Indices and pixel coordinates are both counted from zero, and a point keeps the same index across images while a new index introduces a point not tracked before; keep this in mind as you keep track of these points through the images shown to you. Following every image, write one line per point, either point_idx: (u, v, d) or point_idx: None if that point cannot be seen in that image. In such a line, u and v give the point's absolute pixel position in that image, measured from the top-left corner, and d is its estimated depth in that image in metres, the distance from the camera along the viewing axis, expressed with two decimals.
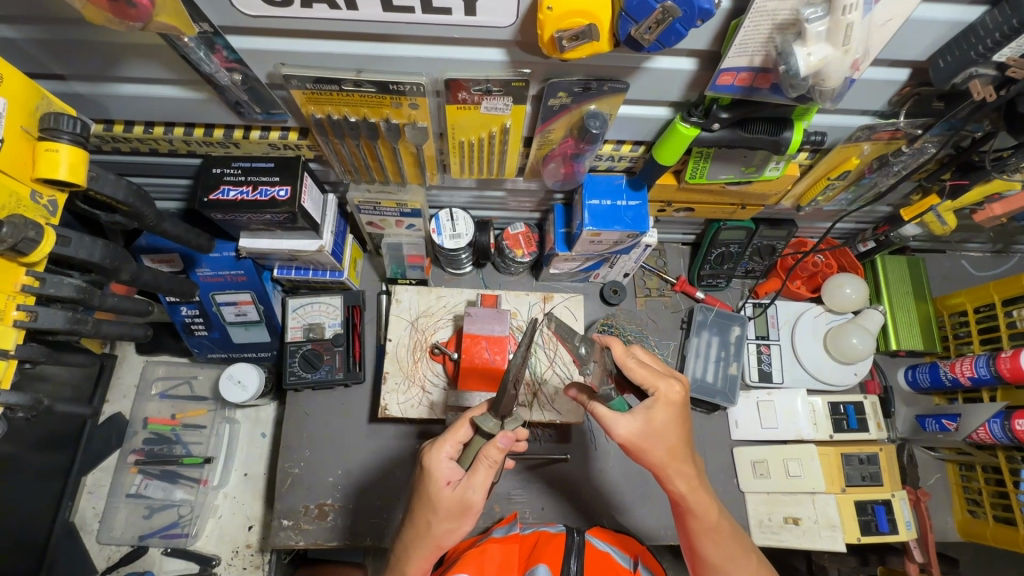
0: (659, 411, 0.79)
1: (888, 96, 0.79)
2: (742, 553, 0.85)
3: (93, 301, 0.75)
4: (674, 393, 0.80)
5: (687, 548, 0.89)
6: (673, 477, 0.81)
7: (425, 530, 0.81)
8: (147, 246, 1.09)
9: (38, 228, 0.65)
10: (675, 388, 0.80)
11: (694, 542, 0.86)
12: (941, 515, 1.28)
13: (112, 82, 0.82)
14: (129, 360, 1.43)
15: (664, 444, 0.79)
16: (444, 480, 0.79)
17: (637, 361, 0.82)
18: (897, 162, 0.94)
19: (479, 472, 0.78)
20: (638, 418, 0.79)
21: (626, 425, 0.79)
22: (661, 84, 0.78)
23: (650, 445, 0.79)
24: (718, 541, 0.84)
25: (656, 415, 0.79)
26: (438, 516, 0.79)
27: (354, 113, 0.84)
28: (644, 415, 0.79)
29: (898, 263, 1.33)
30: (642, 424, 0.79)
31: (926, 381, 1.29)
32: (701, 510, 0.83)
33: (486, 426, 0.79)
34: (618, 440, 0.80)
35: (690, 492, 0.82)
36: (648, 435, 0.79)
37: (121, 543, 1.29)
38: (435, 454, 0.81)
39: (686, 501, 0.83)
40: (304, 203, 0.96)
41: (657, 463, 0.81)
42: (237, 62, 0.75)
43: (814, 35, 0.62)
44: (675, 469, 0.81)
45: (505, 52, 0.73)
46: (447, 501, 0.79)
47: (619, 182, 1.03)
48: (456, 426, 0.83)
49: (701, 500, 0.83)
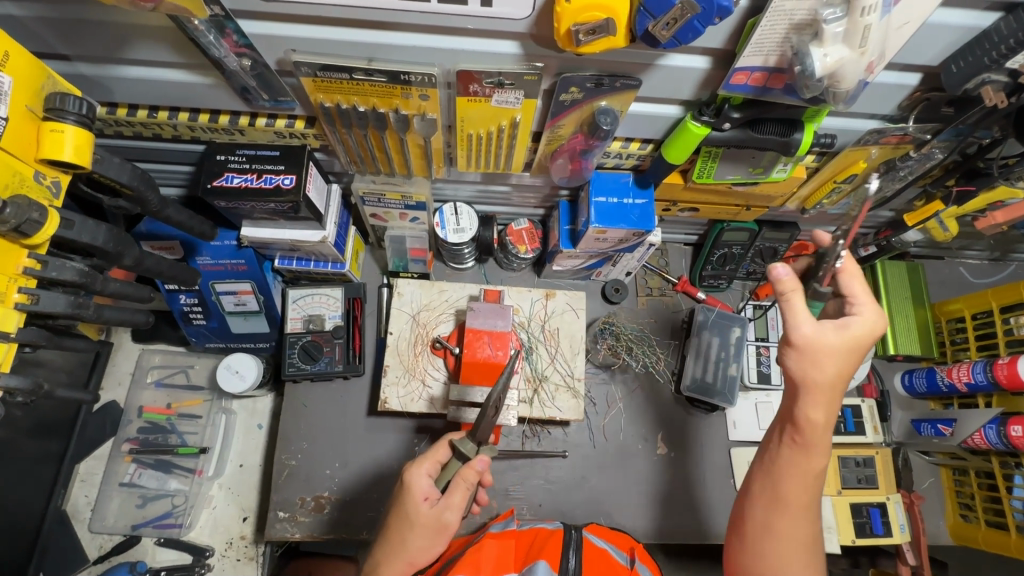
0: (849, 328, 0.71)
1: (898, 100, 0.79)
2: (812, 506, 0.78)
3: (95, 285, 0.74)
4: (876, 320, 0.72)
5: (761, 483, 0.79)
6: (810, 405, 0.72)
7: (399, 547, 0.80)
8: (148, 232, 1.08)
9: (42, 209, 0.64)
10: (881, 322, 0.72)
11: (774, 478, 0.77)
12: (934, 518, 1.30)
13: (118, 64, 0.80)
14: (125, 348, 1.41)
15: (836, 369, 0.71)
16: (423, 498, 0.81)
17: (841, 268, 0.72)
18: (904, 167, 0.94)
19: (455, 492, 0.81)
20: (829, 332, 0.70)
21: (809, 330, 0.70)
22: (673, 83, 0.78)
23: (815, 360, 0.70)
24: (806, 489, 0.76)
25: (846, 330, 0.70)
26: (414, 533, 0.80)
27: (363, 103, 0.83)
28: (831, 330, 0.70)
29: (897, 268, 1.34)
30: (831, 335, 0.70)
31: (922, 387, 1.30)
32: (810, 453, 0.75)
33: (466, 448, 0.84)
34: (793, 338, 0.71)
35: (816, 428, 0.73)
36: (834, 348, 0.70)
37: (113, 532, 1.27)
38: (416, 472, 0.83)
39: (805, 436, 0.74)
40: (309, 192, 0.95)
41: (812, 382, 0.71)
42: (247, 47, 0.74)
43: (832, 36, 0.61)
44: (818, 399, 0.72)
45: (519, 44, 0.72)
46: (427, 517, 0.80)
47: (626, 179, 1.03)
48: (435, 448, 0.86)
49: (820, 446, 0.75)
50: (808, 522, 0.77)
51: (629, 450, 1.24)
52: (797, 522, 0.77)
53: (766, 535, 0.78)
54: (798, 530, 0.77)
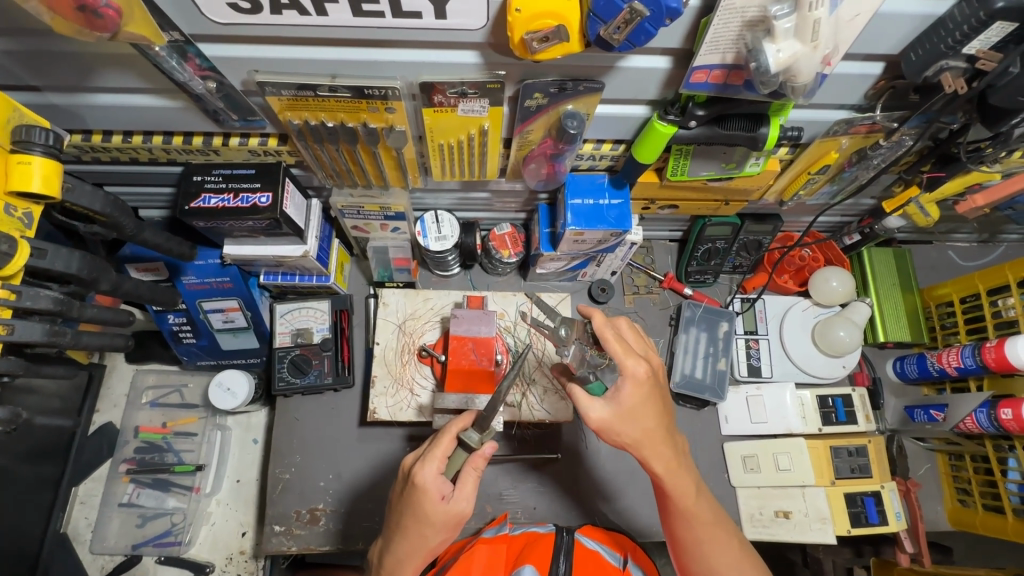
0: (624, 393, 0.80)
1: (863, 89, 0.79)
2: (722, 536, 0.87)
3: (71, 312, 0.75)
4: (641, 370, 0.81)
5: (669, 532, 0.90)
6: (651, 456, 0.83)
7: (418, 544, 0.82)
8: (132, 255, 1.09)
9: (10, 241, 0.65)
10: (641, 369, 0.80)
11: (685, 512, 0.85)
12: (932, 505, 1.29)
13: (87, 93, 0.81)
14: (119, 369, 1.42)
15: (639, 426, 0.81)
16: (438, 496, 0.81)
17: (614, 333, 0.82)
18: (877, 155, 0.94)
19: (468, 483, 0.83)
20: (611, 402, 0.81)
21: (597, 411, 0.80)
22: (637, 84, 0.78)
23: (623, 427, 0.81)
24: (693, 524, 0.86)
25: (626, 398, 0.80)
26: (435, 529, 0.82)
27: (331, 118, 0.84)
28: (614, 398, 0.81)
29: (884, 254, 1.34)
30: (615, 409, 0.80)
31: (914, 372, 1.30)
32: (676, 492, 0.85)
33: (471, 441, 0.83)
34: (591, 425, 0.82)
35: (664, 470, 0.84)
36: (622, 418, 0.81)
37: (115, 552, 1.29)
38: (427, 473, 0.81)
39: (662, 480, 0.85)
40: (286, 209, 0.96)
41: (632, 443, 0.82)
42: (210, 70, 0.74)
43: (783, 32, 0.62)
44: (647, 452, 0.83)
45: (479, 54, 0.73)
46: (443, 515, 0.81)
47: (602, 180, 1.03)
48: (440, 441, 0.84)
49: (677, 482, 0.84)
50: (727, 547, 0.86)
51: (616, 452, 1.23)
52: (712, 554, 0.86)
53: None
54: (725, 556, 0.86)
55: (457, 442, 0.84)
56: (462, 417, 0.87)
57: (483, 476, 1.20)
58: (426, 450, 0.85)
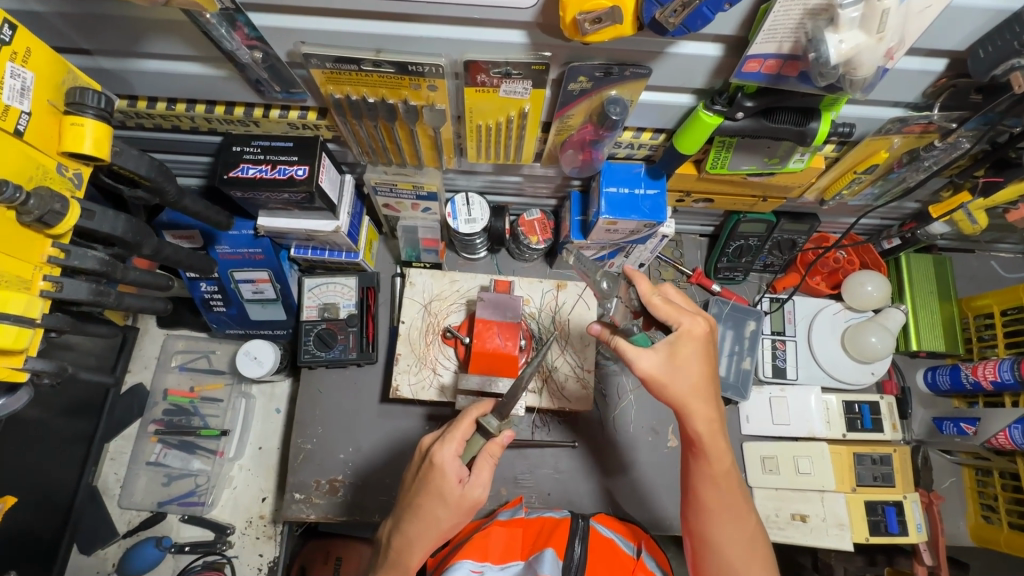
0: (679, 345, 0.80)
1: (922, 87, 0.76)
2: (743, 509, 0.85)
3: (116, 273, 0.78)
4: (698, 327, 0.81)
5: (689, 495, 0.87)
6: (694, 414, 0.81)
7: (431, 525, 0.83)
8: (169, 222, 1.12)
9: (64, 201, 0.67)
10: (700, 325, 0.81)
11: (717, 478, 0.84)
12: (954, 518, 1.26)
13: (135, 58, 0.82)
14: (151, 333, 1.46)
15: (688, 381, 0.81)
16: (455, 478, 0.82)
17: (662, 298, 0.82)
18: (929, 157, 0.90)
19: (484, 469, 0.84)
20: (662, 352, 0.81)
21: (650, 358, 0.80)
22: (686, 71, 0.76)
23: (672, 380, 0.80)
24: (722, 489, 0.84)
25: (680, 350, 0.80)
26: (448, 511, 0.82)
27: (372, 94, 0.84)
28: (667, 350, 0.81)
29: (923, 261, 1.30)
30: (665, 359, 0.80)
31: (946, 384, 1.26)
32: (715, 452, 0.83)
33: (489, 426, 0.83)
34: (639, 373, 0.81)
35: (707, 432, 0.82)
36: (672, 368, 0.80)
37: (140, 508, 1.33)
38: (446, 453, 0.83)
39: (699, 441, 0.83)
40: (321, 183, 0.97)
41: (678, 399, 0.81)
42: (257, 40, 0.75)
43: (848, 21, 0.59)
44: (692, 410, 0.81)
45: (526, 34, 0.71)
46: (458, 498, 0.82)
47: (638, 170, 1.02)
48: (460, 424, 0.85)
49: (717, 443, 0.83)
50: (744, 522, 0.85)
51: (632, 443, 1.23)
52: (731, 526, 0.84)
53: (723, 552, 0.84)
54: (740, 530, 0.84)
55: (476, 427, 0.85)
56: (483, 404, 0.88)
57: (500, 459, 1.21)
58: (445, 432, 0.87)
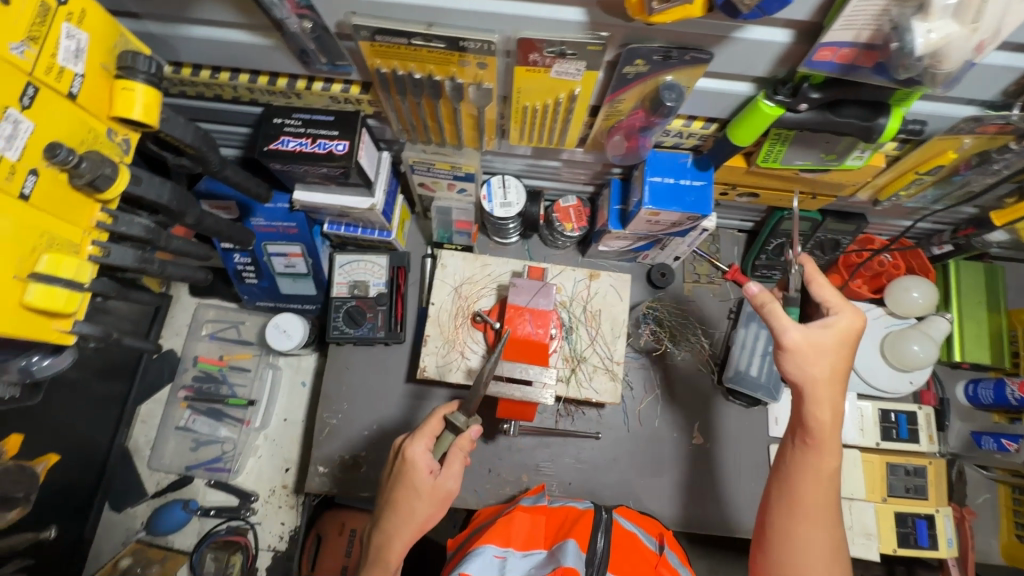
0: (833, 333, 0.80)
1: (1004, 84, 0.71)
2: (830, 517, 0.81)
3: (160, 241, 0.80)
4: (850, 317, 0.81)
5: (780, 483, 0.84)
6: (821, 401, 0.80)
7: (408, 518, 0.83)
8: (207, 191, 1.12)
9: (114, 165, 0.68)
10: (856, 324, 0.80)
11: (817, 478, 0.81)
12: (985, 536, 1.23)
13: (183, 24, 0.81)
14: (183, 300, 1.48)
15: (830, 363, 0.80)
16: (428, 471, 0.84)
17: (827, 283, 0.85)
18: (1000, 160, 0.85)
19: (456, 462, 0.86)
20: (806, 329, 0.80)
21: (797, 332, 0.79)
22: (750, 58, 0.72)
23: (815, 359, 0.79)
24: (822, 489, 0.81)
25: (822, 335, 0.80)
26: (423, 503, 0.83)
27: (419, 69, 0.81)
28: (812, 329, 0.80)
29: (973, 269, 1.24)
30: (817, 336, 0.80)
31: (988, 399, 1.22)
32: (826, 449, 0.81)
33: (458, 422, 0.86)
34: (783, 343, 0.80)
35: (826, 424, 0.80)
36: (818, 345, 0.79)
37: (169, 470, 1.37)
38: (416, 449, 0.85)
39: (817, 431, 0.81)
40: (360, 159, 0.95)
41: (812, 381, 0.80)
42: (308, 9, 0.73)
43: (940, 9, 0.56)
44: (820, 395, 0.80)
45: (585, 12, 0.68)
46: (431, 489, 0.83)
47: (685, 160, 0.98)
48: (429, 421, 0.88)
49: (828, 439, 0.81)
50: (827, 530, 0.80)
51: (656, 437, 1.22)
52: (810, 529, 0.80)
53: (791, 545, 0.80)
54: (819, 536, 0.80)
55: (445, 425, 0.88)
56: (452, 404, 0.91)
57: (523, 445, 1.20)
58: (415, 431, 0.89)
